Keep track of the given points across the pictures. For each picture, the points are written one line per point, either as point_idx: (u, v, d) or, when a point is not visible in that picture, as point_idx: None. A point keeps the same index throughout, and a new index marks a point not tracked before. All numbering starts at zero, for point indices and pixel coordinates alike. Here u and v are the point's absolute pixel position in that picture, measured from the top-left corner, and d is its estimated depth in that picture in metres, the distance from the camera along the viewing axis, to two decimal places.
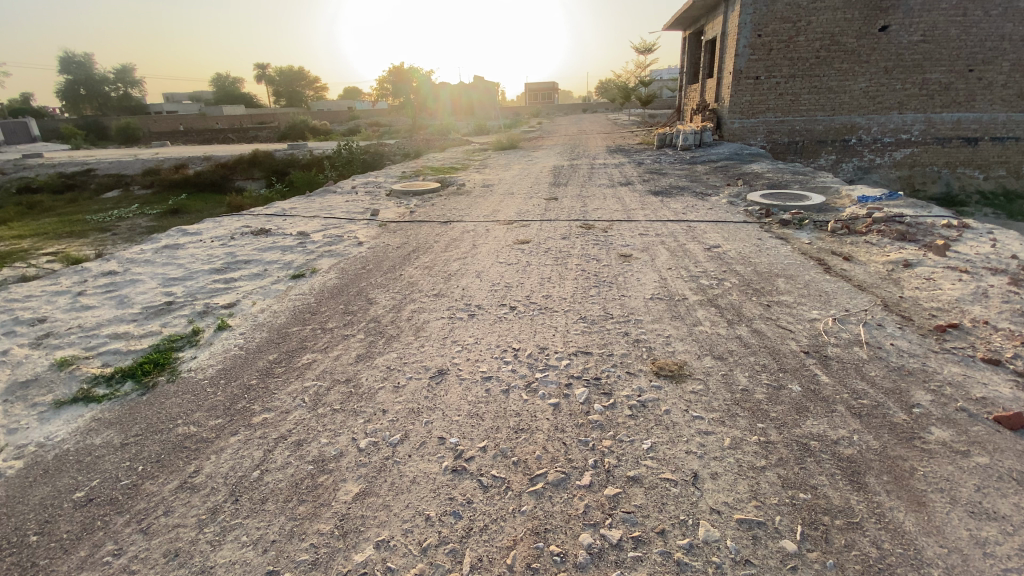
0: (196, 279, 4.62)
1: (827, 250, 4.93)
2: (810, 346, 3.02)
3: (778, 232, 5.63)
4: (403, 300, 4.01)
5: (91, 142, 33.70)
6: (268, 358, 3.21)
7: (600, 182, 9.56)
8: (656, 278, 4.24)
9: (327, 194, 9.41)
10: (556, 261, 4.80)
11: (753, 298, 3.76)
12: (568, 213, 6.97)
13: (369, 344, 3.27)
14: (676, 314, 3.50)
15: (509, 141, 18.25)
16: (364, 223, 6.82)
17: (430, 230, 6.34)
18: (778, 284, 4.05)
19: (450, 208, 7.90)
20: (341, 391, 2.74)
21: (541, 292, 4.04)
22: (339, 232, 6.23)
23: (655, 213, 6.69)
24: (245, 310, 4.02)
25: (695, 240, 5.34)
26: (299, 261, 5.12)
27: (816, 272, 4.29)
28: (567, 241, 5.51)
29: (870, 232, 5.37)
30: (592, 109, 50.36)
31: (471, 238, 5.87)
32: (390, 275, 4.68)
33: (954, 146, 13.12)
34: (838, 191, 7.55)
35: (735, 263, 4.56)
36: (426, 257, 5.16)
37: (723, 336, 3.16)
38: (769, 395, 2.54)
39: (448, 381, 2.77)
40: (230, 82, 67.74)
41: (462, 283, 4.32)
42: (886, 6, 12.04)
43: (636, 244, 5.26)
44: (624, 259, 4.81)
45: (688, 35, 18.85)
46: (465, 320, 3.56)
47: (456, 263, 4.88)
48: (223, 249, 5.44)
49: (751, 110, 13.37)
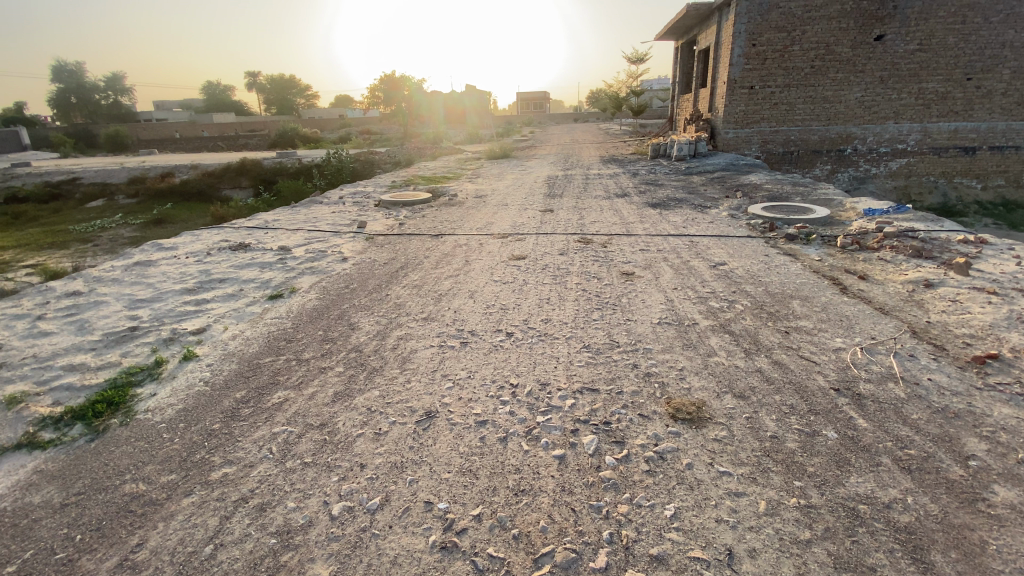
0: (166, 301, 4.25)
1: (840, 268, 4.67)
2: (840, 381, 2.72)
3: (785, 248, 5.37)
4: (389, 325, 3.67)
5: (79, 149, 33.15)
6: (236, 396, 2.86)
7: (595, 193, 9.29)
8: (662, 299, 3.96)
9: (313, 205, 9.07)
10: (554, 279, 4.50)
11: (768, 323, 3.46)
12: (565, 226, 6.69)
13: (349, 379, 2.94)
14: (686, 342, 3.20)
15: (502, 150, 18.00)
16: (350, 236, 6.48)
17: (420, 244, 6.01)
18: (793, 306, 3.77)
19: (441, 219, 7.59)
20: (314, 438, 2.41)
21: (538, 315, 3.72)
22: (322, 247, 5.89)
23: (654, 227, 6.42)
24: (215, 337, 3.67)
25: (698, 256, 5.07)
26: (278, 279, 4.78)
27: (832, 292, 4.03)
28: (565, 257, 5.21)
29: (882, 248, 5.13)
30: (585, 117, 50.52)
31: (464, 253, 5.55)
32: (375, 296, 4.34)
33: (951, 155, 13.01)
34: (842, 203, 7.32)
35: (744, 283, 4.28)
36: (415, 274, 4.83)
37: (742, 369, 2.86)
38: (802, 444, 2.24)
39: (437, 426, 2.44)
40: (221, 90, 67.21)
41: (454, 305, 3.99)
42: (882, 15, 11.93)
43: (637, 261, 4.98)
44: (625, 277, 4.53)
45: (681, 45, 18.77)
46: (457, 349, 3.23)
47: (447, 282, 4.56)
48: (197, 266, 5.08)
49: (745, 119, 13.24)
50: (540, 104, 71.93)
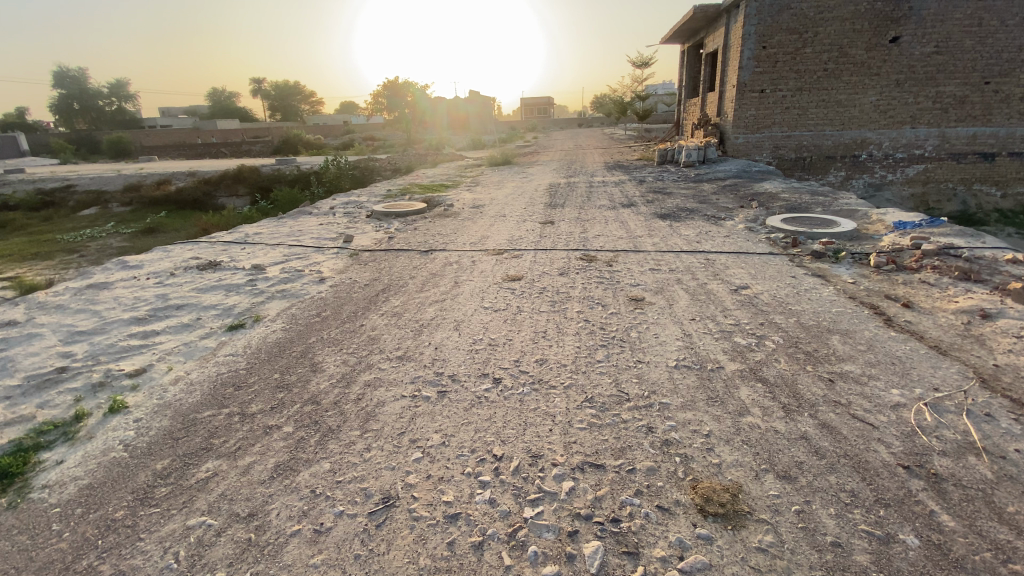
0: (109, 333, 3.72)
1: (878, 293, 4.12)
2: (908, 457, 2.17)
3: (812, 268, 4.81)
4: (358, 365, 3.12)
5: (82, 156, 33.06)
6: (155, 468, 2.33)
7: (599, 203, 8.74)
8: (678, 333, 3.40)
9: (301, 216, 8.55)
10: (552, 306, 3.94)
11: (808, 368, 2.91)
12: (566, 240, 6.17)
13: (296, 446, 2.38)
14: (711, 395, 2.63)
15: (504, 156, 17.51)
16: (333, 252, 5.96)
17: (407, 262, 5.47)
18: (833, 344, 3.21)
19: (434, 232, 7.05)
20: (236, 539, 1.87)
21: (533, 353, 3.15)
22: (300, 265, 5.34)
23: (664, 242, 5.88)
24: (155, 382, 3.13)
25: (715, 278, 4.51)
26: (243, 305, 4.24)
27: (874, 326, 3.48)
28: (566, 278, 4.66)
29: (923, 268, 4.58)
30: (589, 123, 50.04)
31: (453, 273, 5.00)
32: (349, 325, 3.77)
33: (970, 161, 12.39)
34: (867, 215, 6.76)
35: (772, 313, 3.73)
36: (397, 299, 4.27)
37: (783, 437, 2.30)
38: (873, 558, 1.68)
39: (395, 520, 1.89)
40: (226, 97, 67.04)
41: (436, 339, 3.43)
42: (897, 16, 11.39)
43: (647, 283, 4.42)
44: (634, 304, 3.97)
45: (687, 48, 18.23)
46: (433, 402, 2.67)
47: (431, 309, 3.99)
48: (156, 290, 4.55)
49: (755, 124, 12.70)
50: (543, 110, 71.81)
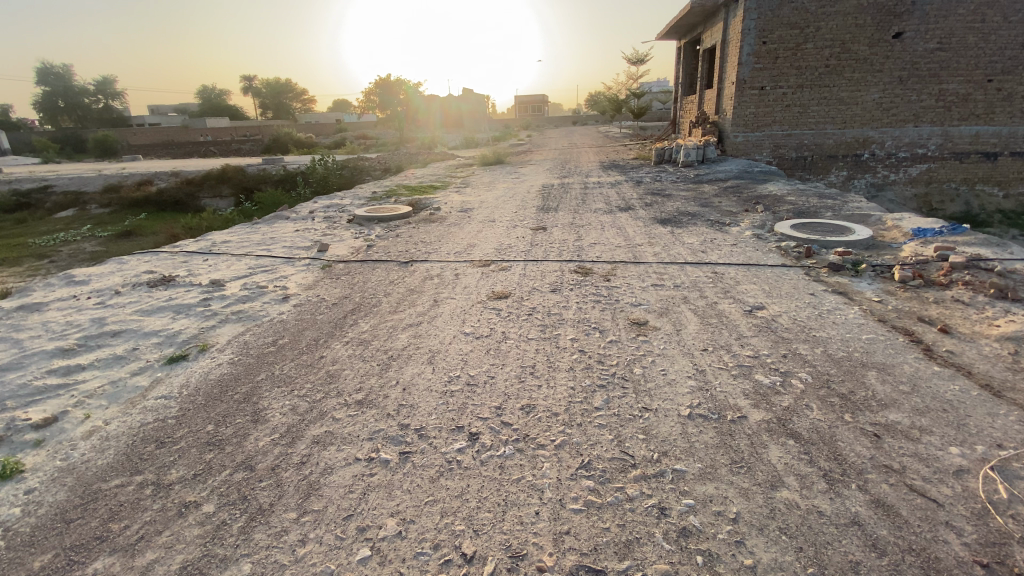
0: (26, 369, 3.19)
1: (910, 315, 3.65)
2: (986, 551, 1.68)
3: (831, 283, 4.35)
4: (310, 413, 2.61)
5: (68, 155, 32.25)
6: (31, 567, 1.82)
7: (595, 206, 8.25)
8: (689, 369, 2.91)
9: (277, 221, 8.02)
10: (542, 333, 3.43)
11: (846, 420, 2.42)
12: (559, 249, 5.68)
13: (213, 535, 1.88)
14: (735, 459, 2.14)
15: (497, 155, 16.95)
16: (304, 263, 5.44)
17: (384, 275, 4.94)
18: (870, 384, 2.73)
19: (417, 240, 6.54)
20: None
21: (518, 397, 2.63)
22: (265, 280, 4.82)
23: (666, 251, 5.41)
24: (65, 435, 2.60)
25: (725, 297, 4.03)
26: (189, 331, 3.71)
27: (913, 359, 3.00)
28: (559, 296, 4.16)
29: (954, 284, 4.12)
30: (583, 121, 49.56)
31: (434, 288, 4.50)
32: (308, 357, 3.26)
33: (973, 161, 12.00)
34: (882, 220, 6.30)
35: (794, 341, 3.24)
36: (367, 322, 3.75)
37: (829, 523, 1.81)
38: None
39: None
40: (216, 94, 65.95)
41: (407, 376, 2.92)
42: (900, 11, 10.95)
43: (650, 303, 3.94)
44: (635, 329, 3.48)
45: (684, 44, 17.77)
46: (393, 470, 2.15)
47: (404, 336, 3.47)
48: (94, 312, 4.01)
49: (755, 122, 12.24)
50: (537, 108, 71.34)
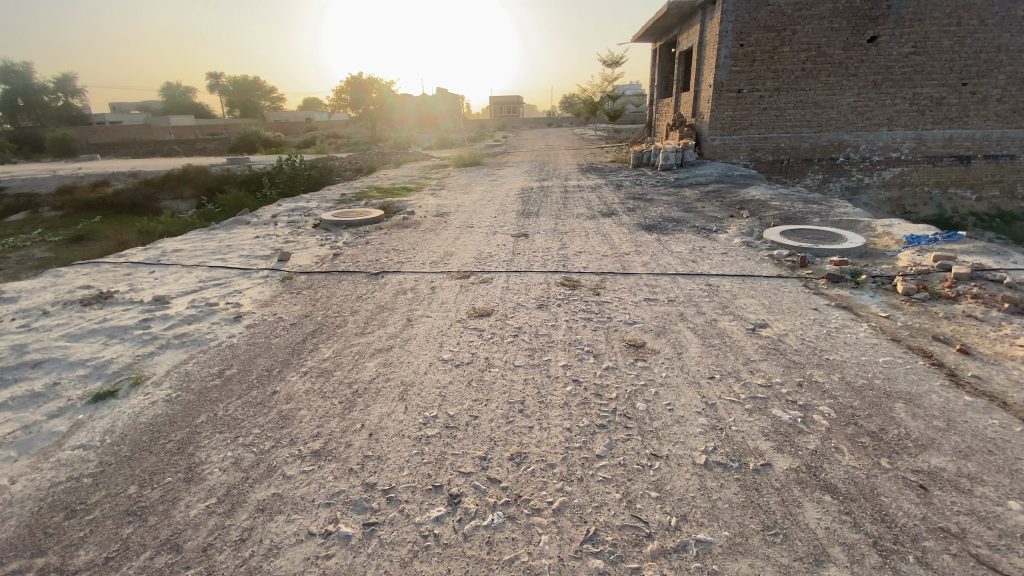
0: None
1: (924, 334, 3.40)
2: None
3: (833, 295, 4.11)
4: (257, 471, 2.17)
5: (21, 154, 30.49)
6: None
7: (576, 211, 7.94)
8: (698, 403, 2.56)
9: (236, 226, 7.44)
10: (530, 359, 3.05)
11: (885, 468, 2.11)
12: (543, 259, 5.31)
13: None
14: (768, 524, 1.81)
15: (473, 156, 16.52)
16: (263, 275, 4.95)
17: (351, 289, 4.49)
18: (901, 421, 2.44)
19: (389, 247, 6.08)
20: None
21: (506, 444, 2.24)
22: (217, 296, 4.31)
23: (656, 261, 5.11)
24: None
25: (724, 313, 3.71)
26: (122, 361, 3.19)
27: (940, 387, 2.72)
28: (546, 313, 3.78)
29: (961, 297, 3.91)
30: (559, 123, 49.48)
31: (406, 304, 4.08)
32: (258, 393, 2.79)
33: (946, 164, 12.10)
34: (872, 227, 6.13)
35: (808, 366, 2.94)
36: (329, 347, 3.31)
37: None
38: None
39: None
40: (181, 92, 63.68)
41: (376, 417, 2.50)
42: (875, 15, 10.97)
43: (645, 321, 3.60)
44: (632, 352, 3.12)
45: (659, 47, 17.69)
46: (355, 551, 1.74)
47: (371, 365, 3.04)
48: (10, 338, 3.45)
49: (733, 125, 12.13)
50: (513, 109, 70.97)
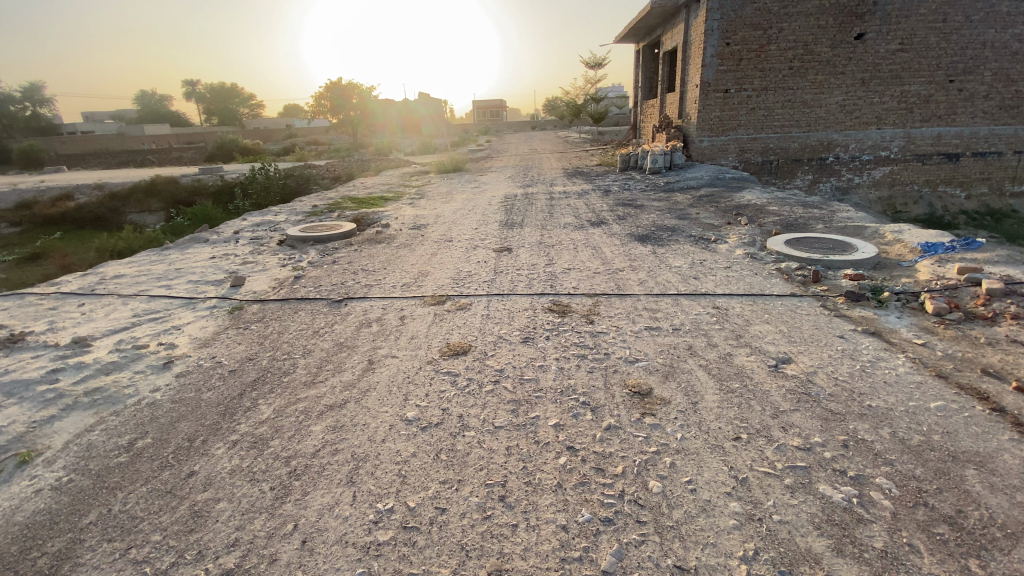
0: None
1: (972, 367, 2.90)
2: None
3: (856, 318, 3.64)
4: None
5: None
6: None
7: (563, 220, 7.43)
8: (726, 479, 2.03)
9: (192, 245, 6.80)
10: (514, 417, 2.49)
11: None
12: (527, 278, 4.77)
13: None
14: None
15: (455, 162, 15.95)
16: (210, 306, 4.35)
17: (307, 322, 3.92)
18: (980, 497, 1.92)
19: (357, 267, 5.50)
20: None
21: (481, 557, 1.69)
22: (150, 335, 3.69)
23: (653, 279, 4.61)
24: None
25: (740, 346, 3.20)
26: (11, 431, 2.57)
27: (1012, 445, 2.21)
28: (532, 350, 3.24)
29: (1000, 317, 3.44)
30: (542, 126, 49.11)
31: (368, 341, 3.51)
32: (168, 481, 2.18)
33: (935, 162, 11.81)
34: (880, 233, 5.69)
35: (849, 418, 2.42)
36: (270, 406, 2.72)
37: None
38: None
39: None
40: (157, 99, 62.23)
41: (313, 514, 1.92)
42: (862, 11, 10.65)
43: (649, 358, 3.07)
44: (637, 404, 2.58)
45: (642, 48, 17.31)
46: None
47: (317, 431, 2.46)
48: None
49: (720, 126, 11.74)
50: (496, 112, 70.33)
